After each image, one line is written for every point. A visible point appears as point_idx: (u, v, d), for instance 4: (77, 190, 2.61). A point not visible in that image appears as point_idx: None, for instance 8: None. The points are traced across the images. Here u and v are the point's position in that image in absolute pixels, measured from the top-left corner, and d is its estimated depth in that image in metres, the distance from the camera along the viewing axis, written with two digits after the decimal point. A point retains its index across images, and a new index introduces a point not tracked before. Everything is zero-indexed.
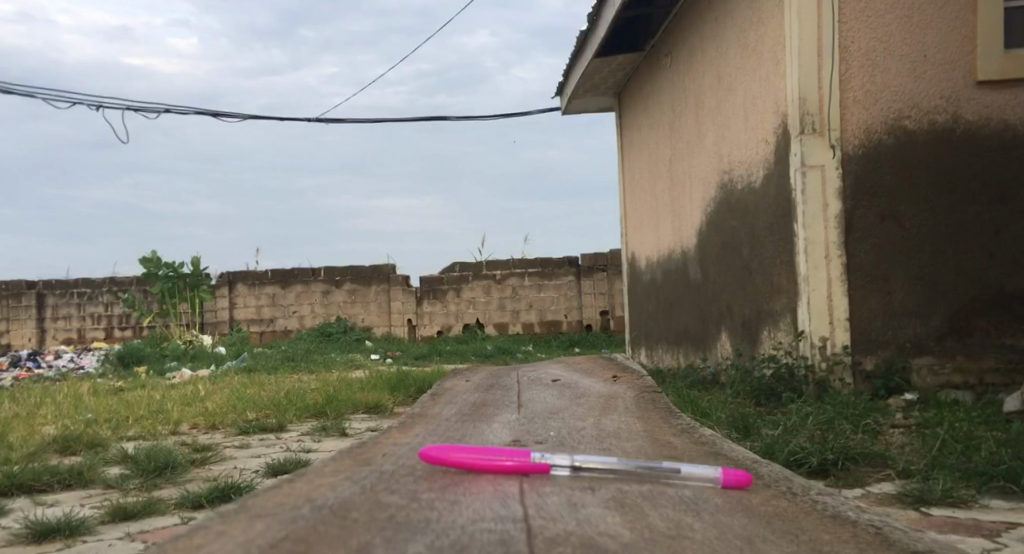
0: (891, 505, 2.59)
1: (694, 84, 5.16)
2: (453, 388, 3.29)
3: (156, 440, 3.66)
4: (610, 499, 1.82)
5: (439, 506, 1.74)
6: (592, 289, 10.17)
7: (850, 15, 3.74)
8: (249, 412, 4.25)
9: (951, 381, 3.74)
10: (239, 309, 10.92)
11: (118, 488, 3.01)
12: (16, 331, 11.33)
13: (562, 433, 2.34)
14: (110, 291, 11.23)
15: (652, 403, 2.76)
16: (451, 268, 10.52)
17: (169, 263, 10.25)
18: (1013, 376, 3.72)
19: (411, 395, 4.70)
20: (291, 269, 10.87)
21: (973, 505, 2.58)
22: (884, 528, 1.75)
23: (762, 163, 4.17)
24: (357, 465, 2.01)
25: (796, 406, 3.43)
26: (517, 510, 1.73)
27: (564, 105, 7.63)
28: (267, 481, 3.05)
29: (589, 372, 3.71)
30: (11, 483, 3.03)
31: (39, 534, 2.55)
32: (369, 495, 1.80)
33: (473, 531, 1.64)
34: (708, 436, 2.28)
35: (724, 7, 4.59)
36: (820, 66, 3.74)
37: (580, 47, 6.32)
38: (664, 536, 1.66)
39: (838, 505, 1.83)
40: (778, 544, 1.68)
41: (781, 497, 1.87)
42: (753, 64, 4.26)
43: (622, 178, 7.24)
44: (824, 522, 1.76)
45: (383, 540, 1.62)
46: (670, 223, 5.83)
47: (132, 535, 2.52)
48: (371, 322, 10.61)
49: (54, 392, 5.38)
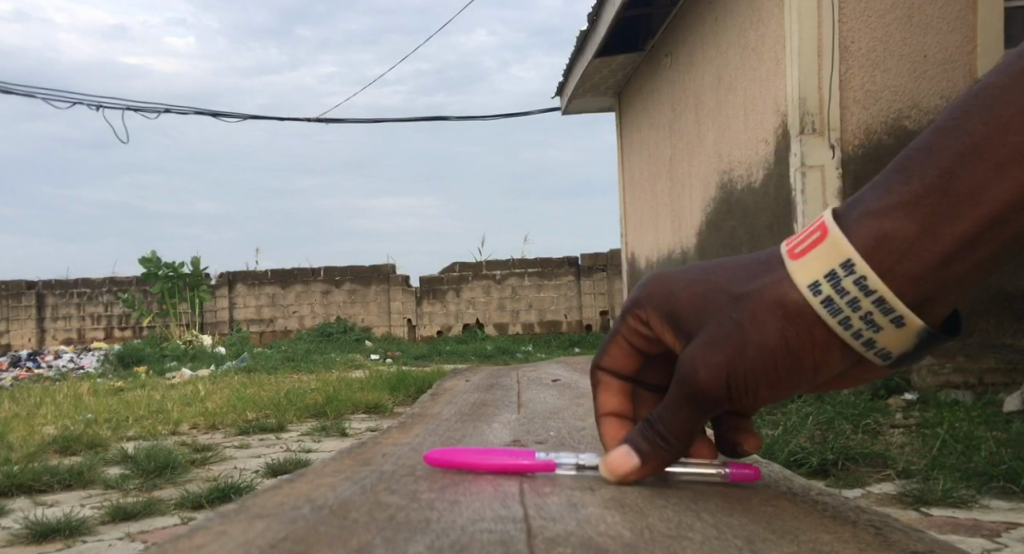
0: (891, 505, 2.59)
1: (694, 85, 5.16)
2: (453, 388, 3.28)
3: (156, 441, 3.66)
4: (609, 499, 1.77)
5: (439, 506, 1.70)
6: (592, 289, 10.15)
7: (850, 15, 3.74)
8: (249, 412, 4.25)
9: (951, 381, 3.71)
10: (239, 309, 10.94)
11: (118, 488, 3.02)
12: (16, 331, 11.34)
13: (562, 433, 2.34)
14: (109, 291, 11.21)
15: None
16: (450, 268, 10.51)
17: (169, 263, 10.34)
18: (1014, 377, 3.70)
19: (412, 395, 4.70)
20: (291, 269, 10.88)
21: (973, 505, 2.57)
22: (883, 528, 1.67)
23: (762, 164, 4.18)
24: (356, 465, 1.97)
25: (796, 407, 3.44)
26: (517, 510, 1.69)
27: (564, 105, 7.64)
28: (267, 481, 3.05)
29: (589, 372, 3.70)
30: (11, 483, 3.03)
31: (38, 534, 2.54)
32: (368, 495, 1.76)
33: (473, 531, 1.59)
34: None
35: (724, 8, 4.59)
36: (820, 66, 3.75)
37: (580, 47, 6.32)
38: (664, 536, 1.59)
39: (838, 506, 1.77)
40: (777, 544, 1.59)
41: (781, 498, 1.80)
42: (753, 63, 4.27)
43: (623, 178, 7.24)
44: (824, 523, 1.68)
45: (383, 540, 1.55)
46: (670, 223, 5.84)
47: (132, 535, 2.52)
48: (371, 322, 10.62)
49: (54, 392, 5.38)
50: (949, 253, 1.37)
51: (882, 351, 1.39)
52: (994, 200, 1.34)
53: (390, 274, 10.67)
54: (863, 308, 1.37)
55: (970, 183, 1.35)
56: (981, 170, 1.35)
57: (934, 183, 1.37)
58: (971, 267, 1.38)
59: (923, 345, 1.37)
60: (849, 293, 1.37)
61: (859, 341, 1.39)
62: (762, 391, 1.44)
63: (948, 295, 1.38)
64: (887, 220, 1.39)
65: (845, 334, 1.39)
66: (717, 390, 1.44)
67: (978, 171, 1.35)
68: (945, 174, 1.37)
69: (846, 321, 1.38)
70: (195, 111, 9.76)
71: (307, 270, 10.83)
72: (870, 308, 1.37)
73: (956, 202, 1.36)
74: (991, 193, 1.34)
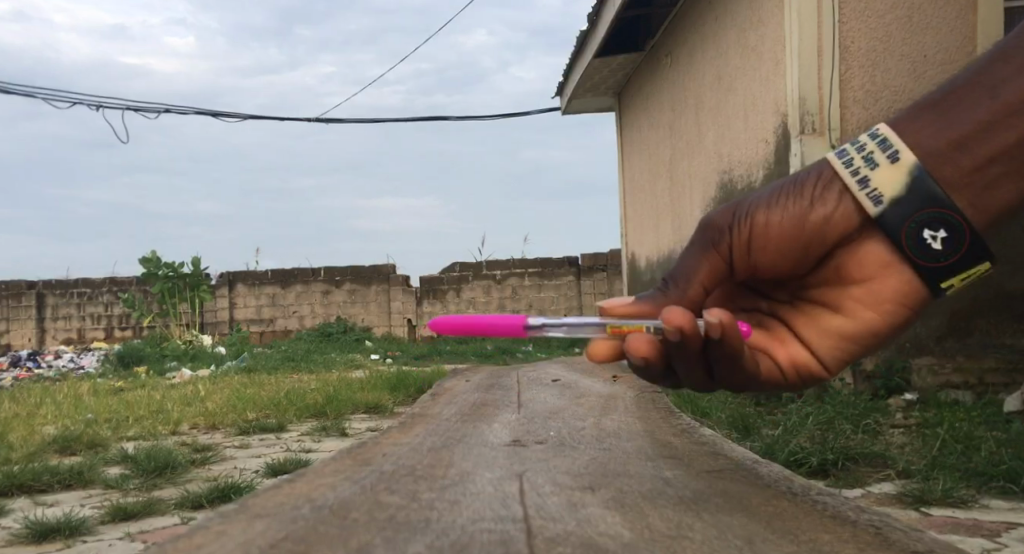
0: (891, 505, 2.58)
1: (694, 85, 5.17)
2: (453, 387, 3.28)
3: (156, 441, 3.66)
4: (609, 499, 1.77)
5: (439, 507, 1.70)
6: (592, 289, 10.15)
7: (850, 15, 3.74)
8: (250, 412, 4.25)
9: (951, 381, 3.72)
10: (239, 309, 10.95)
11: (118, 488, 3.02)
12: (16, 331, 11.34)
13: (562, 432, 2.34)
14: (110, 291, 11.21)
15: (653, 402, 2.74)
16: (450, 268, 10.50)
17: (168, 263, 10.41)
18: (1014, 376, 3.69)
19: (412, 395, 4.70)
20: (291, 269, 10.89)
21: (973, 505, 2.57)
22: (883, 528, 1.65)
23: (762, 164, 4.18)
24: (357, 464, 1.97)
25: (796, 407, 3.45)
26: (517, 510, 1.69)
27: (564, 105, 7.64)
28: (267, 481, 3.05)
29: (589, 372, 3.70)
30: (11, 483, 3.03)
31: (38, 534, 2.54)
32: (368, 495, 1.75)
33: (473, 531, 1.59)
34: (709, 436, 2.24)
35: (724, 7, 4.60)
36: (820, 66, 3.75)
37: (580, 47, 6.32)
38: (664, 536, 1.59)
39: (838, 505, 1.74)
40: (777, 544, 1.58)
41: (781, 497, 1.78)
42: (753, 64, 4.27)
43: (623, 179, 7.24)
44: (823, 522, 1.67)
45: (383, 540, 1.56)
46: (670, 223, 5.84)
47: (132, 535, 2.52)
48: (371, 322, 10.62)
49: (54, 392, 5.38)
50: (962, 132, 1.64)
51: (874, 191, 1.66)
52: (1004, 93, 1.64)
53: (391, 274, 10.67)
54: (868, 155, 1.68)
55: (989, 79, 1.66)
56: (999, 72, 1.66)
57: (957, 84, 1.69)
58: (974, 150, 1.63)
59: (909, 181, 1.63)
60: (865, 147, 1.69)
61: (859, 182, 1.67)
62: (767, 220, 1.72)
63: (947, 166, 1.63)
64: (909, 112, 1.70)
65: (849, 176, 1.69)
66: (725, 218, 1.75)
67: (993, 73, 1.66)
68: (971, 78, 1.69)
69: (853, 163, 1.69)
70: (195, 111, 9.74)
71: (307, 270, 10.83)
72: (874, 153, 1.67)
73: (973, 95, 1.67)
74: (1003, 89, 1.64)
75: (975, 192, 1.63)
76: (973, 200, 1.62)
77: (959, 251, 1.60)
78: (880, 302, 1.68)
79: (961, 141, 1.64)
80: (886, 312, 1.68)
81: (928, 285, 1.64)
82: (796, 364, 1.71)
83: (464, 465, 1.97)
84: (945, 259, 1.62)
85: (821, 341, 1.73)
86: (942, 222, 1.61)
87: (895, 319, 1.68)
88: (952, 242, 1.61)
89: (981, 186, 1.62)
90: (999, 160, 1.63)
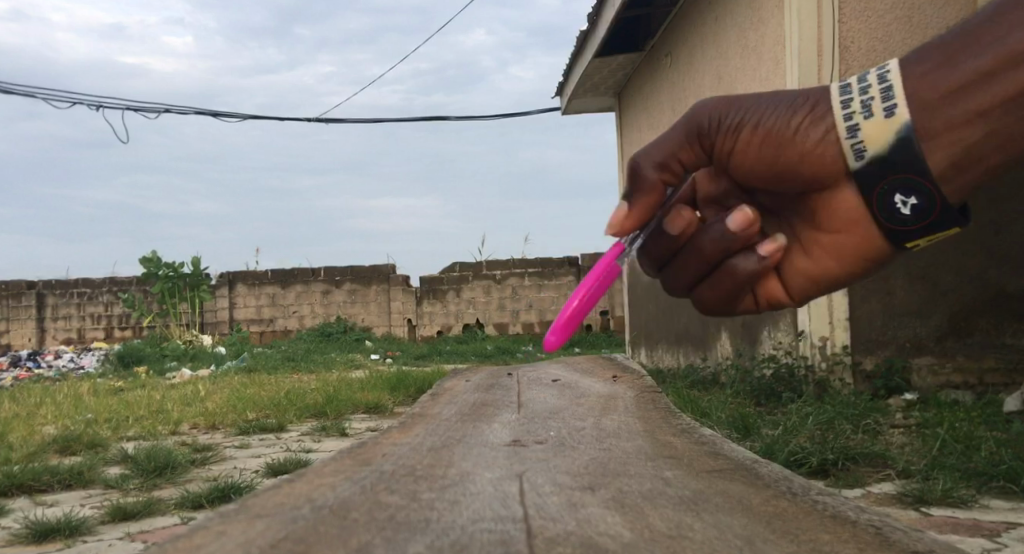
0: (891, 505, 2.59)
1: (694, 86, 5.17)
2: (453, 387, 3.27)
3: (156, 441, 3.66)
4: (609, 499, 1.76)
5: (438, 506, 1.70)
6: (592, 290, 10.09)
7: (850, 15, 3.74)
8: (249, 412, 4.26)
9: (950, 381, 3.81)
10: (239, 309, 10.96)
11: (118, 488, 3.02)
12: (16, 331, 11.33)
13: (562, 433, 2.33)
14: (109, 291, 11.22)
15: (653, 402, 2.73)
16: (450, 268, 10.50)
17: (168, 263, 10.47)
18: (1014, 377, 3.74)
19: (412, 395, 4.70)
20: (291, 269, 10.89)
21: (973, 505, 2.57)
22: (884, 527, 1.63)
23: None
24: (357, 464, 1.97)
25: (796, 406, 3.45)
26: (517, 510, 1.69)
27: (564, 105, 7.64)
28: (267, 481, 3.06)
29: (590, 371, 3.69)
30: (11, 483, 3.03)
31: (38, 534, 2.54)
32: (368, 495, 1.75)
33: (473, 531, 1.59)
34: (708, 436, 2.24)
35: (724, 7, 4.60)
36: (820, 66, 3.76)
37: (580, 47, 6.31)
38: (663, 536, 1.59)
39: (838, 505, 1.73)
40: (777, 544, 1.58)
41: (781, 497, 1.77)
42: (753, 64, 4.27)
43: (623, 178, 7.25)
44: (824, 522, 1.66)
45: (383, 540, 1.55)
46: None
47: (132, 534, 2.52)
48: (371, 322, 10.61)
49: (54, 392, 5.37)
50: (960, 83, 1.58)
51: (859, 142, 1.59)
52: (1003, 45, 1.57)
53: (390, 274, 10.68)
54: (863, 102, 1.60)
55: (997, 28, 1.58)
56: (1005, 23, 1.58)
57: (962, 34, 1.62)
58: (965, 104, 1.57)
59: (894, 138, 1.57)
60: (869, 90, 1.61)
61: (848, 131, 1.59)
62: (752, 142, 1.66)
63: (935, 122, 1.58)
64: (911, 60, 1.62)
65: (840, 121, 1.60)
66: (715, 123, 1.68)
67: (997, 23, 1.59)
68: (977, 27, 1.61)
69: (849, 105, 1.60)
70: (195, 111, 9.72)
71: (307, 270, 10.85)
72: (873, 102, 1.59)
73: (975, 43, 1.59)
74: (1004, 41, 1.57)
75: (958, 150, 1.58)
76: (954, 158, 1.58)
77: (925, 221, 1.57)
78: (843, 250, 1.69)
79: (954, 95, 1.58)
80: (846, 260, 1.69)
81: (891, 245, 1.63)
82: (764, 296, 1.77)
83: (464, 465, 1.97)
84: (910, 224, 1.59)
85: (793, 271, 1.76)
86: (915, 187, 1.57)
87: (857, 268, 1.70)
88: (920, 208, 1.57)
89: (966, 143, 1.58)
90: (987, 115, 1.58)
